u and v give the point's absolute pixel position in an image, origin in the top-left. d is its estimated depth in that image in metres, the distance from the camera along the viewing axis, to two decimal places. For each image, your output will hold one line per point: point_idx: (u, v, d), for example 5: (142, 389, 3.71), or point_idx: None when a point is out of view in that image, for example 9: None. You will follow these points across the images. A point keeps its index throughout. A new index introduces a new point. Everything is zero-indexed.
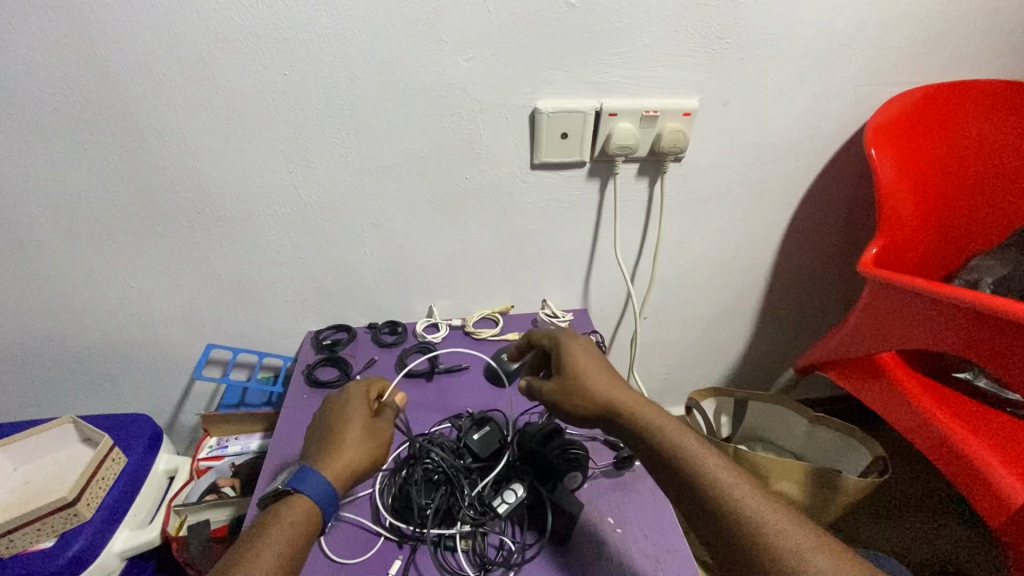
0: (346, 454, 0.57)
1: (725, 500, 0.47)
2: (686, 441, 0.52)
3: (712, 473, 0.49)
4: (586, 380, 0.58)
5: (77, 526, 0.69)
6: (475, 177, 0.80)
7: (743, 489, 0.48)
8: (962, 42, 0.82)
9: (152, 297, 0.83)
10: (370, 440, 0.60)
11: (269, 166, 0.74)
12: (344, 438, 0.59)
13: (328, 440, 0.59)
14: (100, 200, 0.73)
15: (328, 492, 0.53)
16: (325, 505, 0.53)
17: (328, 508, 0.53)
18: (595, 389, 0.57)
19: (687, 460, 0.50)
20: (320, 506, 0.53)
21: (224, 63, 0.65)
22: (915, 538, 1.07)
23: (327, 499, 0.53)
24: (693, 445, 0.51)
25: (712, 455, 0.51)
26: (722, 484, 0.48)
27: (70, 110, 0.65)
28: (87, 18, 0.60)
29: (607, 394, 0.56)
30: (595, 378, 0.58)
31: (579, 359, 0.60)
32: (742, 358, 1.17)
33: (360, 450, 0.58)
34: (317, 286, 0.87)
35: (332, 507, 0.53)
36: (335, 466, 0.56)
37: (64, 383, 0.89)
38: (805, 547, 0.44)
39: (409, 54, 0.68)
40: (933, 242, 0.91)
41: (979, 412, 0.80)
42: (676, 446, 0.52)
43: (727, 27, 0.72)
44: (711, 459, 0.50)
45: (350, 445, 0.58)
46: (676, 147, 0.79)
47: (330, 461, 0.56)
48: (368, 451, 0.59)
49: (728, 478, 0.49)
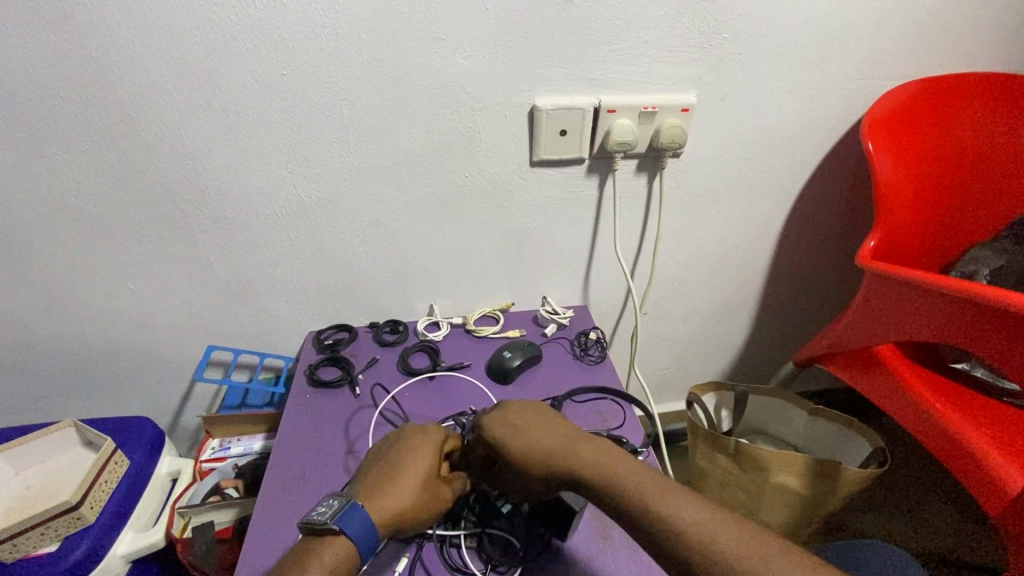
0: (407, 506, 0.52)
1: (684, 549, 0.44)
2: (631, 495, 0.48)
3: (666, 524, 0.46)
4: (524, 462, 0.53)
5: (81, 530, 0.72)
6: (473, 175, 0.78)
7: (699, 530, 0.44)
8: (964, 31, 0.79)
9: (153, 302, 0.83)
10: (435, 497, 0.54)
11: (265, 167, 0.73)
12: (412, 489, 0.53)
13: (395, 484, 0.53)
14: (93, 207, 0.72)
15: (372, 541, 0.48)
16: (366, 554, 0.48)
17: (366, 558, 0.49)
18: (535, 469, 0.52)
19: (638, 518, 0.47)
20: (360, 555, 0.48)
21: (221, 63, 0.64)
22: (920, 529, 1.06)
23: (369, 552, 0.48)
24: (640, 496, 0.48)
25: (659, 501, 0.47)
26: (677, 532, 0.45)
27: (61, 114, 0.64)
28: (77, 25, 0.59)
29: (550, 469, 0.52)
30: (533, 455, 0.52)
31: (504, 436, 0.54)
32: (747, 352, 1.15)
33: (421, 509, 0.53)
34: (318, 288, 0.86)
35: (370, 555, 0.49)
36: (389, 516, 0.51)
37: (70, 387, 0.90)
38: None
39: (406, 52, 0.66)
40: (936, 233, 0.88)
41: (977, 401, 0.78)
42: (626, 504, 0.48)
43: (722, 23, 0.71)
44: (661, 506, 0.47)
45: (415, 499, 0.52)
46: (675, 142, 0.77)
47: (388, 508, 0.51)
48: (428, 511, 0.53)
49: (684, 522, 0.45)
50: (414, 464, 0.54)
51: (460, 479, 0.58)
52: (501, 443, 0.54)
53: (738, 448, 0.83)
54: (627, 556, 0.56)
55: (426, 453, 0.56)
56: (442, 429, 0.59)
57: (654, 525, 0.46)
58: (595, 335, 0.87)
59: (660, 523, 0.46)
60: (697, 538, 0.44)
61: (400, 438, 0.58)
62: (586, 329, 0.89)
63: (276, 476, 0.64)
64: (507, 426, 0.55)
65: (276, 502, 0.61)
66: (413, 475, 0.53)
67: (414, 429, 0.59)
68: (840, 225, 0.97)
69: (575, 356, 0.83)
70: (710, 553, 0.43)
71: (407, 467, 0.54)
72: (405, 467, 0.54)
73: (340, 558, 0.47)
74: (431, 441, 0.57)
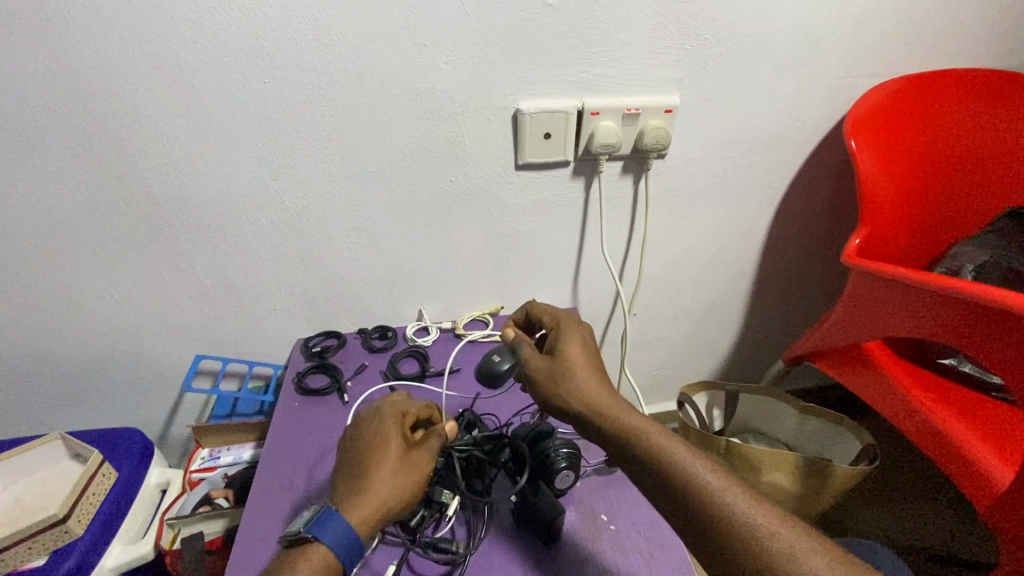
0: (384, 491, 0.51)
1: (714, 510, 0.44)
2: (671, 445, 0.48)
3: (700, 480, 0.45)
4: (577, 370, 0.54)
5: (69, 543, 0.72)
6: (459, 179, 0.78)
7: (736, 493, 0.45)
8: (944, 28, 0.79)
9: (140, 311, 0.82)
10: (412, 468, 0.54)
11: (249, 176, 0.72)
12: (383, 473, 0.52)
13: (366, 475, 0.53)
14: (74, 218, 0.72)
15: (351, 540, 0.48)
16: (346, 556, 0.48)
17: (350, 560, 0.48)
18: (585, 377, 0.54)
19: (672, 465, 0.47)
20: (341, 559, 0.48)
21: (200, 74, 0.64)
22: (910, 525, 1.06)
23: (350, 551, 0.48)
24: (680, 448, 0.48)
25: (699, 458, 0.47)
26: (713, 489, 0.45)
27: (38, 125, 0.64)
28: (52, 36, 0.59)
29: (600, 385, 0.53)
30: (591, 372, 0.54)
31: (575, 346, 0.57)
32: (738, 351, 1.15)
33: (401, 485, 0.52)
34: (306, 295, 0.86)
35: (354, 557, 0.49)
36: (367, 507, 0.50)
37: (60, 399, 0.89)
38: (801, 552, 0.41)
39: (386, 58, 0.66)
40: (921, 230, 0.89)
41: (967, 397, 0.78)
42: (664, 448, 0.48)
43: (704, 24, 0.71)
44: (699, 462, 0.47)
45: (391, 479, 0.52)
46: (659, 143, 0.77)
47: (364, 501, 0.51)
48: (410, 483, 0.53)
49: (714, 482, 0.45)
50: (378, 450, 0.54)
51: (436, 436, 0.57)
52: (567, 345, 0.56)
53: (730, 446, 0.83)
54: (615, 556, 0.56)
55: (384, 434, 0.56)
56: (398, 407, 0.59)
57: (689, 477, 0.46)
58: None
59: (697, 477, 0.46)
60: (733, 501, 0.44)
61: (358, 429, 0.58)
62: None
63: (269, 485, 0.64)
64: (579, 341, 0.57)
65: (265, 511, 0.61)
66: (378, 465, 0.53)
67: (369, 414, 0.59)
68: (827, 223, 0.98)
69: None
70: (740, 519, 0.43)
71: (372, 456, 0.54)
72: (370, 456, 0.54)
73: (319, 564, 0.47)
74: (387, 422, 0.57)
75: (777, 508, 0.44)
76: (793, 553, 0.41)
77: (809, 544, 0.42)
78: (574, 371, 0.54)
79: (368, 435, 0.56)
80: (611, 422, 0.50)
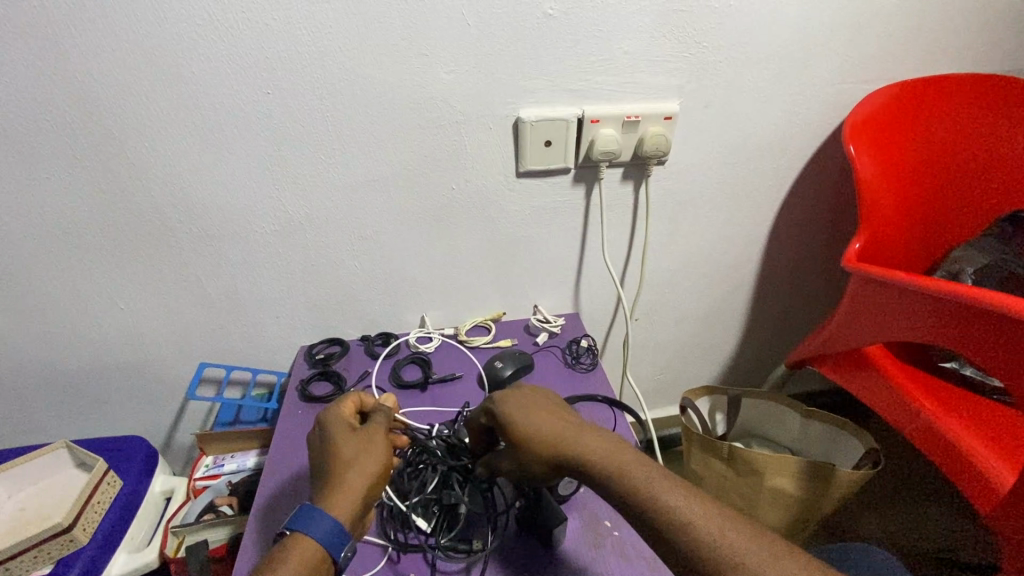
0: (353, 468, 0.53)
1: (684, 542, 0.44)
2: (641, 478, 0.48)
3: (669, 513, 0.45)
4: (534, 444, 0.52)
5: (74, 552, 0.72)
6: (460, 187, 0.79)
7: (707, 522, 0.44)
8: (940, 34, 0.80)
9: (144, 320, 0.83)
10: (368, 442, 0.56)
11: (252, 185, 0.73)
12: (343, 457, 0.54)
13: (328, 465, 0.54)
14: (79, 228, 0.73)
15: (336, 527, 0.48)
16: (333, 545, 0.48)
17: (336, 547, 0.48)
18: (543, 446, 0.52)
19: (640, 502, 0.47)
20: (327, 546, 0.48)
21: (206, 84, 0.65)
22: (914, 530, 1.05)
23: (334, 535, 0.48)
24: (647, 481, 0.47)
25: (668, 490, 0.47)
26: (684, 521, 0.45)
27: (45, 136, 0.65)
28: (60, 49, 0.60)
29: (560, 448, 0.51)
30: (544, 441, 0.52)
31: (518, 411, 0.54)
32: (740, 355, 1.15)
33: (365, 458, 0.54)
34: (309, 303, 0.86)
35: (341, 545, 0.48)
36: (343, 485, 0.52)
37: (65, 407, 0.90)
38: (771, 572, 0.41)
39: (388, 69, 0.67)
40: (920, 234, 0.89)
41: (970, 400, 0.78)
42: (631, 487, 0.47)
43: (703, 32, 0.72)
44: (668, 496, 0.46)
45: (353, 458, 0.54)
46: (658, 150, 0.78)
47: (339, 486, 0.51)
48: (374, 455, 0.55)
49: (689, 515, 0.45)
50: (336, 436, 0.56)
51: (377, 415, 0.60)
52: (512, 422, 0.53)
53: (732, 451, 0.83)
54: (617, 563, 0.56)
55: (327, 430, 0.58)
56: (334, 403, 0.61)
57: (658, 512, 0.46)
58: (587, 343, 0.87)
59: (670, 509, 0.45)
60: (705, 530, 0.44)
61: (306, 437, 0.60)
62: (577, 337, 0.89)
63: (272, 489, 0.65)
64: (520, 405, 0.55)
65: (269, 515, 0.61)
66: (340, 451, 0.54)
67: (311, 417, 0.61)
68: (827, 227, 0.98)
69: (567, 364, 0.83)
70: (710, 550, 0.43)
71: (324, 450, 0.56)
72: (332, 444, 0.55)
73: (303, 553, 0.47)
74: (332, 415, 0.59)
75: (756, 529, 0.44)
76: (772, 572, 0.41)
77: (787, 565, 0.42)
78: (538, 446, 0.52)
79: (319, 430, 0.58)
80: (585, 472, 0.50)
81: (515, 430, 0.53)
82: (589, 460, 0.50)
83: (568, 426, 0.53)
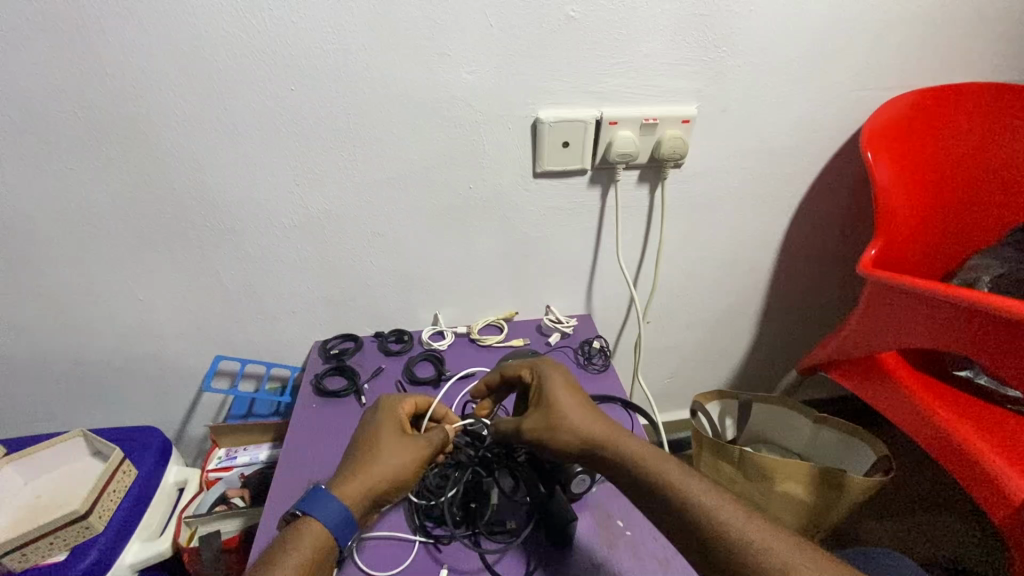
0: (379, 468, 0.54)
1: (707, 529, 0.45)
2: (668, 467, 0.50)
3: (692, 497, 0.47)
4: (567, 417, 0.55)
5: (89, 539, 0.73)
6: (477, 186, 0.79)
7: (731, 512, 0.46)
8: (959, 42, 0.80)
9: (162, 311, 0.84)
10: (410, 448, 0.56)
11: (273, 180, 0.74)
12: (381, 453, 0.56)
13: (360, 456, 0.56)
14: (101, 219, 0.74)
15: (345, 517, 0.50)
16: (340, 532, 0.50)
17: (343, 534, 0.50)
18: (575, 422, 0.54)
19: (666, 488, 0.48)
20: (335, 533, 0.50)
21: (231, 80, 0.66)
22: (924, 539, 1.05)
23: (344, 525, 0.50)
24: (677, 471, 0.49)
25: (696, 480, 0.49)
26: (709, 510, 0.46)
27: (72, 127, 0.66)
28: (93, 43, 0.61)
29: (590, 428, 0.54)
30: (576, 416, 0.55)
31: (562, 388, 0.58)
32: (750, 360, 1.15)
33: (397, 465, 0.55)
34: (325, 298, 0.87)
35: (348, 532, 0.50)
36: (364, 477, 0.53)
37: (83, 396, 0.91)
38: (795, 565, 0.42)
39: (408, 67, 0.68)
40: (934, 241, 0.89)
41: (984, 411, 0.77)
42: (658, 473, 0.49)
43: (723, 36, 0.72)
44: (695, 486, 0.48)
45: (383, 460, 0.55)
46: (676, 153, 0.78)
47: (360, 478, 0.53)
48: (410, 464, 0.56)
49: (709, 504, 0.46)
50: (382, 432, 0.58)
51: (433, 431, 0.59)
52: (553, 392, 0.57)
53: (743, 455, 0.83)
54: (631, 564, 0.56)
55: (380, 423, 0.59)
56: (393, 400, 0.63)
57: (684, 499, 0.47)
58: (599, 344, 0.87)
59: (692, 498, 0.47)
60: (728, 519, 0.45)
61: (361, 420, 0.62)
62: (590, 338, 0.89)
63: (289, 481, 0.65)
64: (565, 386, 0.59)
65: (283, 505, 0.62)
66: (378, 447, 0.56)
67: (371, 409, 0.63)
68: (841, 234, 0.98)
69: (579, 365, 0.84)
70: (733, 541, 0.44)
71: (369, 439, 0.58)
72: (375, 437, 0.57)
73: (313, 536, 0.49)
74: (386, 414, 0.61)
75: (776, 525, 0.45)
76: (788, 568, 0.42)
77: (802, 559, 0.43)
78: (569, 419, 0.55)
79: (367, 424, 0.60)
80: (615, 451, 0.52)
81: (552, 402, 0.57)
82: (617, 441, 0.53)
83: (601, 416, 0.56)
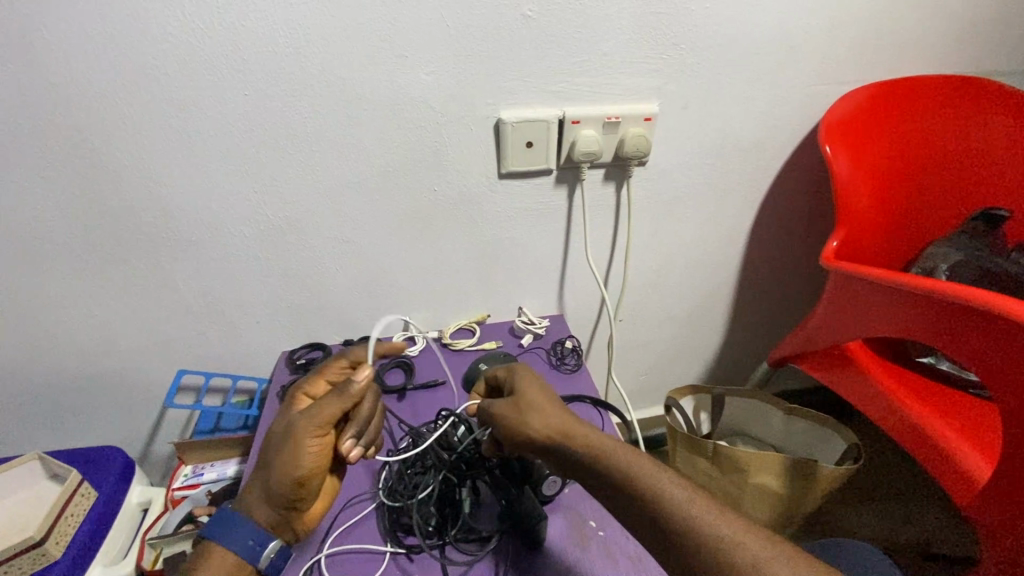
0: (259, 473, 0.54)
1: (680, 526, 0.45)
2: (639, 462, 0.49)
3: (665, 495, 0.46)
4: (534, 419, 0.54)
5: (46, 566, 0.71)
6: (442, 188, 0.78)
7: (699, 513, 0.45)
8: (912, 34, 0.82)
9: (119, 327, 0.81)
10: (277, 445, 0.54)
11: (229, 188, 0.72)
12: (272, 450, 0.54)
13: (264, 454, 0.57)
14: (48, 234, 0.71)
15: (252, 538, 0.52)
16: (248, 553, 0.51)
17: (253, 553, 0.52)
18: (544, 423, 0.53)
19: (635, 485, 0.48)
20: (241, 553, 0.51)
21: (179, 85, 0.64)
22: (895, 523, 1.07)
23: (249, 544, 0.51)
24: (645, 466, 0.49)
25: (668, 477, 0.48)
26: (680, 508, 0.46)
27: (8, 138, 0.63)
28: (28, 50, 0.58)
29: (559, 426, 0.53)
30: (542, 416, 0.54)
31: (531, 389, 0.57)
32: (723, 354, 1.16)
33: (284, 458, 0.53)
34: (289, 306, 0.85)
35: (257, 549, 0.52)
36: (252, 486, 0.54)
37: (39, 418, 0.87)
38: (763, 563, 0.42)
39: (365, 70, 0.67)
40: (894, 231, 0.91)
41: (949, 396, 0.79)
42: (626, 467, 0.49)
43: (680, 34, 0.72)
44: (667, 482, 0.47)
45: (261, 462, 0.55)
46: (639, 151, 0.79)
47: (251, 487, 0.54)
48: (295, 440, 0.53)
49: (680, 499, 0.46)
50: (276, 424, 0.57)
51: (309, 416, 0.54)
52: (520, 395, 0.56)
53: (717, 449, 0.83)
54: (605, 564, 0.56)
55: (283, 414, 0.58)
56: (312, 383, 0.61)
57: (654, 497, 0.47)
58: (571, 344, 0.87)
59: (664, 496, 0.46)
60: (699, 519, 0.45)
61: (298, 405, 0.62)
62: (562, 337, 0.89)
63: None
64: (534, 386, 0.57)
65: None
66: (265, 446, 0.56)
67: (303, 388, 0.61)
68: (805, 229, 1.00)
69: (552, 365, 0.83)
70: (706, 540, 0.44)
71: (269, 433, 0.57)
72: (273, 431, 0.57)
73: (220, 558, 0.51)
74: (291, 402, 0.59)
75: (745, 520, 0.45)
76: (757, 563, 0.42)
77: (773, 553, 0.43)
78: (533, 420, 0.54)
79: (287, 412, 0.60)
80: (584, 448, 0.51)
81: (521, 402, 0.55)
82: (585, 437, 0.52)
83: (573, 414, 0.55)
